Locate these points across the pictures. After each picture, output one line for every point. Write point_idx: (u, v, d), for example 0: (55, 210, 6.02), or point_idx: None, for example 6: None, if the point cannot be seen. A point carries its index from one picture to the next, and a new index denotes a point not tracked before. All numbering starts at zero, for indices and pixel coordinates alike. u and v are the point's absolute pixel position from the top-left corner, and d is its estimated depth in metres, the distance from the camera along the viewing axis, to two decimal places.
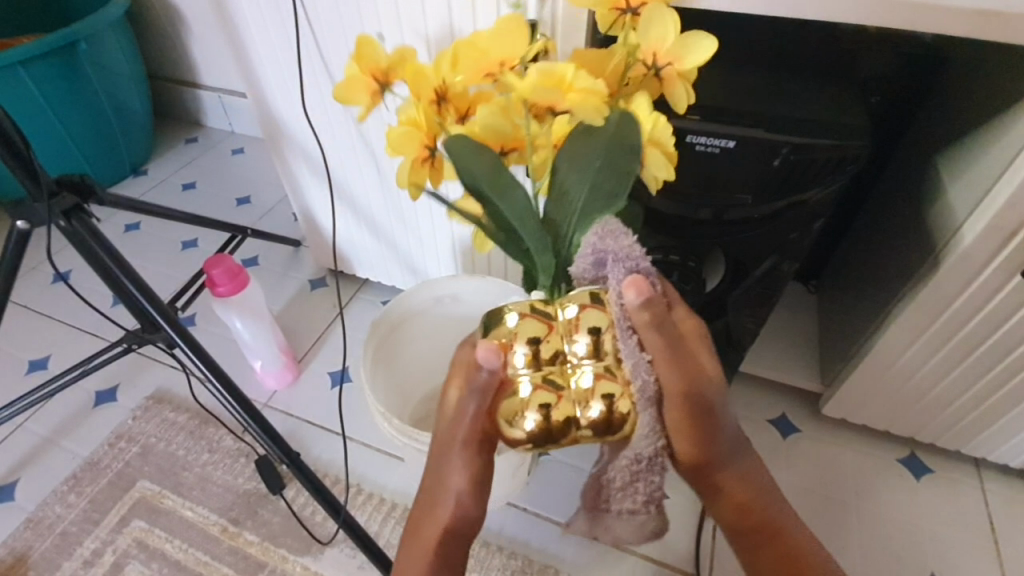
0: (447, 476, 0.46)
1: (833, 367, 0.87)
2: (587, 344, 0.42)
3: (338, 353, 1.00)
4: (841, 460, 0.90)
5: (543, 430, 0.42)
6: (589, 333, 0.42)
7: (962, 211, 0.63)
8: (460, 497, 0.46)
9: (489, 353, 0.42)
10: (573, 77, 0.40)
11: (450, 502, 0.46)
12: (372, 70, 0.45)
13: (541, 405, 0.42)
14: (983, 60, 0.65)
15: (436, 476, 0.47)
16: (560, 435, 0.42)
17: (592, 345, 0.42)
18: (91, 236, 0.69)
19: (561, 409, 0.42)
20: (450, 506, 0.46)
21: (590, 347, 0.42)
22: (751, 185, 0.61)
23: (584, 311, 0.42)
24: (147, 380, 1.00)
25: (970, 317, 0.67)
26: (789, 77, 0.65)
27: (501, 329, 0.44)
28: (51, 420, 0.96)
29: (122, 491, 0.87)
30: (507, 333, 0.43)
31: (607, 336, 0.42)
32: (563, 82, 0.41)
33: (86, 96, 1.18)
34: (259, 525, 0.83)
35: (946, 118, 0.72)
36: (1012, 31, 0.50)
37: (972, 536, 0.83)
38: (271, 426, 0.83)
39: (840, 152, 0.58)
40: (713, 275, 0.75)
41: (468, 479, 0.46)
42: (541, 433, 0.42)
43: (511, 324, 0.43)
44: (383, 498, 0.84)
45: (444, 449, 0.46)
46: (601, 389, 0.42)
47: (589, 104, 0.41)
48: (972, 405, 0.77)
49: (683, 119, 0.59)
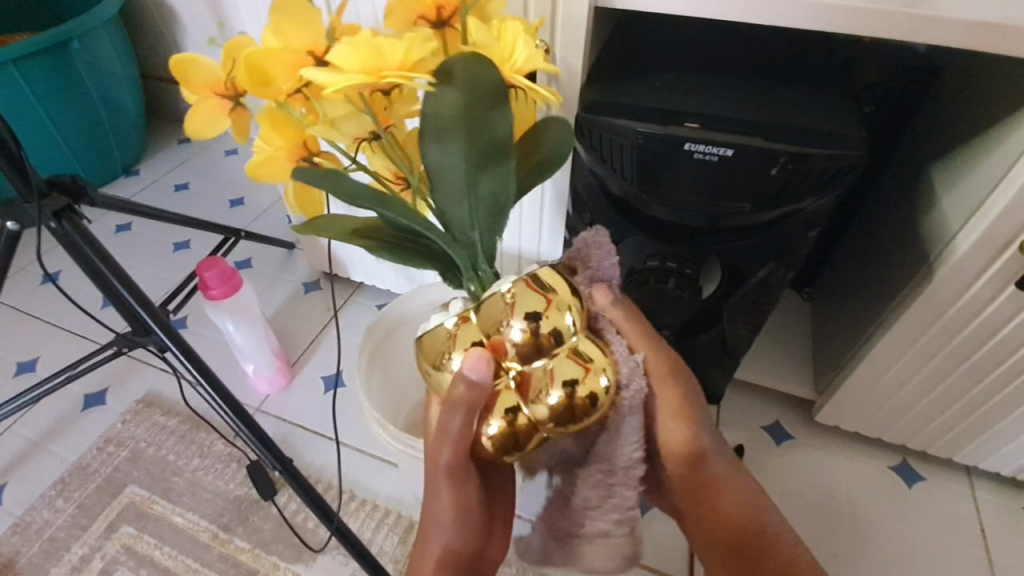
0: (435, 504, 0.46)
1: (827, 375, 0.87)
2: (522, 330, 0.43)
3: (332, 358, 1.00)
4: (834, 467, 0.90)
5: (509, 435, 0.44)
6: (525, 319, 0.43)
7: (957, 220, 0.63)
8: (449, 528, 0.46)
9: (476, 363, 0.42)
10: (380, 51, 0.32)
11: (440, 531, 0.46)
12: (212, 87, 0.39)
13: (506, 410, 0.44)
14: (980, 73, 0.65)
15: (426, 505, 0.47)
16: (527, 438, 0.45)
17: (527, 334, 0.43)
18: (82, 239, 0.68)
19: (524, 414, 0.44)
20: (442, 538, 0.46)
21: (525, 333, 0.43)
22: (749, 193, 0.61)
23: (520, 294, 0.44)
24: (136, 384, 0.99)
25: (964, 326, 0.68)
26: (787, 86, 0.65)
27: (442, 339, 0.46)
28: (38, 423, 0.94)
29: (111, 496, 0.86)
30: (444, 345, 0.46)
31: (545, 317, 0.43)
32: (381, 63, 0.32)
33: (79, 95, 1.17)
34: (251, 531, 0.82)
35: (941, 129, 0.72)
36: (1010, 44, 0.50)
37: (964, 544, 0.83)
38: (263, 431, 0.82)
39: (838, 162, 0.58)
40: (708, 282, 0.75)
41: (457, 504, 0.45)
42: (508, 437, 0.44)
43: (449, 329, 0.46)
44: (376, 505, 0.83)
45: (432, 479, 0.46)
46: (557, 375, 0.43)
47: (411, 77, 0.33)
48: (965, 413, 0.77)
49: (683, 127, 0.59)
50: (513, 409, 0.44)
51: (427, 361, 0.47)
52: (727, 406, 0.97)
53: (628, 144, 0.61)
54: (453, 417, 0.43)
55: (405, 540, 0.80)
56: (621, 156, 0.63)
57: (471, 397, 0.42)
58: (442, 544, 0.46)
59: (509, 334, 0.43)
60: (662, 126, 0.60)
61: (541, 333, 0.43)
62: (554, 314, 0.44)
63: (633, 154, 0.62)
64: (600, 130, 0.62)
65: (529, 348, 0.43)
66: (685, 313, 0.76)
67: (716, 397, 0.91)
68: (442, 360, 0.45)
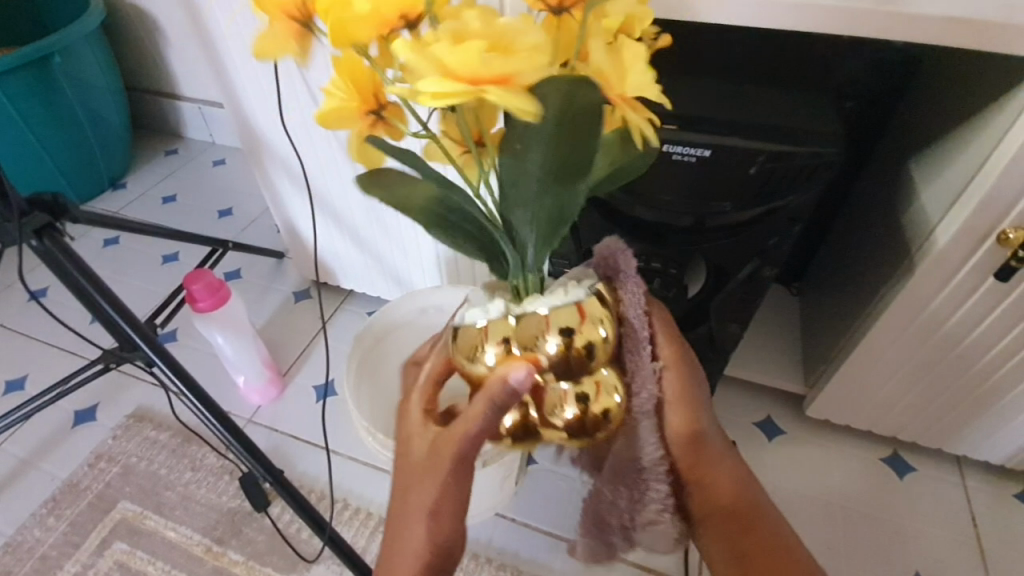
0: (422, 494, 0.44)
1: (816, 369, 0.88)
2: (557, 345, 0.42)
3: (323, 367, 0.99)
4: (826, 461, 0.91)
5: (520, 427, 0.48)
6: (560, 333, 0.42)
7: (936, 214, 0.64)
8: (431, 521, 0.43)
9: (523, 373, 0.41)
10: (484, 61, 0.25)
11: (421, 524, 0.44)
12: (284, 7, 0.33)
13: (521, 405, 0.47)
14: (956, 65, 0.66)
15: (408, 497, 0.45)
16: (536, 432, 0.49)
17: (562, 347, 0.42)
18: (65, 256, 0.68)
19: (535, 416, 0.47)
20: (425, 530, 0.43)
21: (559, 348, 0.42)
22: (728, 192, 0.62)
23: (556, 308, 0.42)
24: (127, 399, 0.98)
25: (948, 318, 0.68)
26: (765, 86, 0.65)
27: (472, 334, 0.44)
28: (28, 441, 0.93)
29: (103, 513, 0.85)
30: (475, 340, 0.43)
31: (579, 333, 0.42)
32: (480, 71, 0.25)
33: (62, 109, 1.16)
34: (245, 544, 0.82)
35: (920, 123, 0.73)
36: (980, 38, 0.51)
37: (956, 532, 0.84)
38: (254, 443, 0.81)
39: (815, 160, 0.59)
40: (694, 281, 0.77)
41: (442, 496, 0.43)
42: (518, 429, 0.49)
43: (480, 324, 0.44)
44: (370, 513, 0.83)
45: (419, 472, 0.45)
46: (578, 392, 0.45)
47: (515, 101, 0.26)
48: (952, 403, 0.78)
49: (660, 129, 0.60)
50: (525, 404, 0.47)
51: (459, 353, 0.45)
52: (718, 403, 0.97)
53: None
54: (476, 405, 0.42)
55: None
56: None
57: (495, 399, 0.41)
58: (424, 537, 0.43)
59: (545, 347, 0.42)
60: None
61: (574, 348, 0.42)
62: (589, 329, 0.43)
63: None
64: None
65: (559, 364, 0.43)
66: (670, 311, 0.78)
67: (707, 394, 0.91)
68: (474, 354, 0.43)
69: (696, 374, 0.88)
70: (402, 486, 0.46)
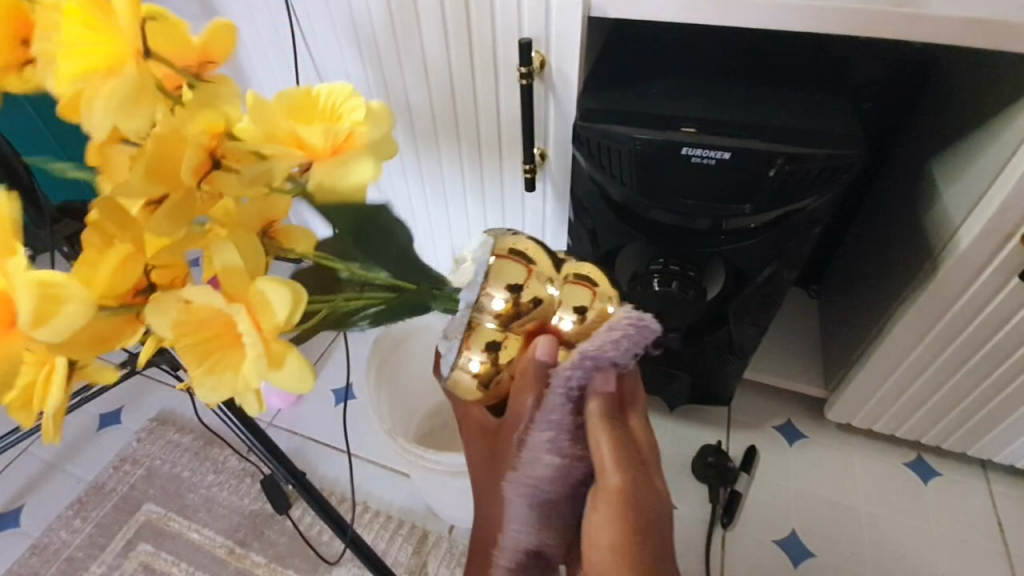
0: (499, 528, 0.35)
1: (837, 371, 0.87)
2: (506, 300, 0.34)
3: (342, 370, 1.00)
4: (847, 465, 0.90)
5: None
6: (509, 288, 0.34)
7: (959, 214, 0.63)
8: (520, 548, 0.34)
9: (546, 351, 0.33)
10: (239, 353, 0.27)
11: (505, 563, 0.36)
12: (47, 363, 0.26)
13: None
14: (977, 64, 0.65)
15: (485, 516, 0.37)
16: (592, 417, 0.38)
17: (511, 302, 0.34)
18: None
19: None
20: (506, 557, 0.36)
21: (509, 303, 0.34)
22: (748, 194, 0.61)
23: (497, 260, 0.35)
24: (150, 403, 1.00)
25: (970, 321, 0.68)
26: (782, 88, 0.65)
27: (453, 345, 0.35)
28: (55, 444, 0.95)
29: (128, 515, 0.87)
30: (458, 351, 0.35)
31: (530, 282, 0.35)
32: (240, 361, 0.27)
33: None
34: (266, 546, 0.83)
35: (942, 122, 0.72)
36: (1002, 38, 0.51)
37: (982, 538, 0.83)
38: (276, 446, 0.82)
39: (835, 161, 0.58)
40: (713, 284, 0.75)
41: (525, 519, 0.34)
42: None
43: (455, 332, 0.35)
44: (389, 516, 0.84)
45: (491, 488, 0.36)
46: (573, 301, 0.35)
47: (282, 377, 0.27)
48: (977, 406, 0.77)
49: (680, 133, 0.60)
50: None
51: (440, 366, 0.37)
52: (737, 406, 0.97)
53: (625, 151, 0.62)
54: (517, 410, 0.33)
55: (418, 550, 0.81)
56: (618, 162, 0.63)
57: (532, 388, 0.33)
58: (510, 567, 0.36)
59: (491, 305, 0.34)
60: (658, 132, 0.60)
61: (528, 300, 0.34)
62: (541, 279, 0.35)
63: (630, 161, 0.62)
64: (597, 139, 0.63)
65: (518, 318, 0.35)
66: (691, 314, 0.75)
67: (725, 397, 0.91)
68: (453, 365, 0.35)
69: (714, 376, 0.87)
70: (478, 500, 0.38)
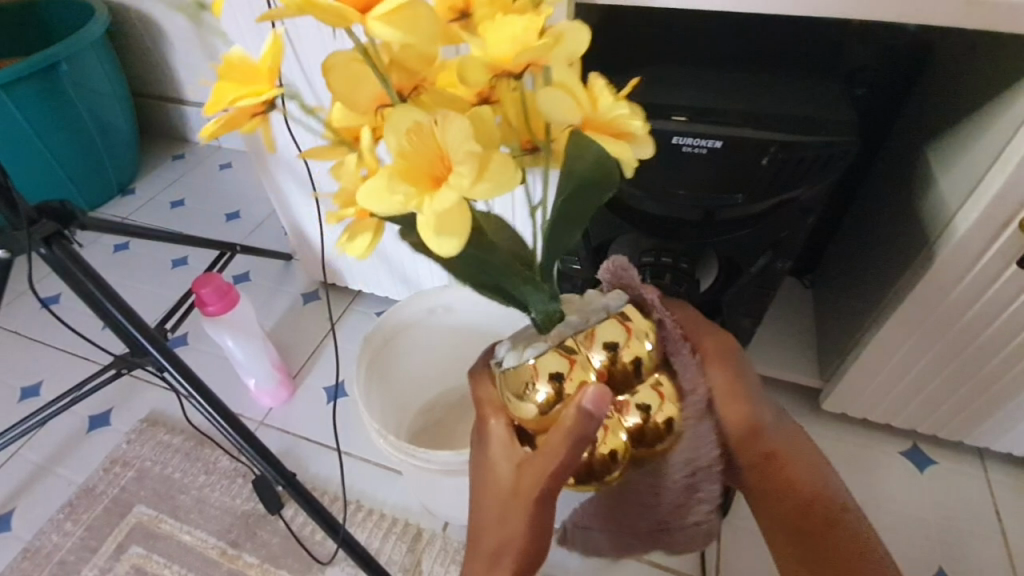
0: (512, 525, 0.43)
1: (832, 362, 0.86)
2: (602, 360, 0.44)
3: (333, 368, 0.99)
4: (842, 455, 0.89)
5: (585, 465, 0.49)
6: (605, 349, 0.44)
7: (955, 201, 0.62)
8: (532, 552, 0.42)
9: (597, 399, 0.40)
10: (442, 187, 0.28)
11: (512, 556, 0.42)
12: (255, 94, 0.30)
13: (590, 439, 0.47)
14: (976, 46, 0.64)
15: (498, 520, 0.44)
16: (601, 469, 0.50)
17: (607, 361, 0.44)
18: (74, 263, 0.68)
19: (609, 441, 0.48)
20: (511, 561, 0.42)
21: (604, 363, 0.44)
22: (740, 183, 0.60)
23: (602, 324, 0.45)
24: (140, 404, 0.99)
25: (966, 310, 0.67)
26: (773, 75, 0.64)
27: (524, 372, 0.44)
28: (44, 447, 0.94)
29: (119, 517, 0.86)
30: (527, 378, 0.44)
31: (624, 348, 0.45)
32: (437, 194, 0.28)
33: (69, 117, 1.17)
34: (259, 546, 0.82)
35: (939, 106, 0.70)
36: (999, 18, 0.49)
37: (979, 527, 0.82)
38: (266, 447, 0.81)
39: (829, 148, 0.57)
40: (706, 276, 0.74)
41: (536, 522, 0.42)
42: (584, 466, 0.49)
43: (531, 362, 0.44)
44: (383, 514, 0.83)
45: (515, 495, 0.43)
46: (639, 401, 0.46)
47: (450, 215, 0.29)
48: (973, 394, 0.76)
49: (670, 121, 0.58)
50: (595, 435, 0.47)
51: (506, 388, 0.46)
52: None
53: None
54: (556, 437, 0.41)
55: (413, 549, 0.80)
56: None
57: (576, 429, 0.40)
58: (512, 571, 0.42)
59: (592, 363, 0.44)
60: (649, 122, 0.59)
61: (619, 361, 0.45)
62: (634, 344, 0.45)
63: None
64: None
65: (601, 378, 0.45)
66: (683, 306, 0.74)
67: None
68: (524, 391, 0.44)
69: None
70: (487, 510, 0.45)
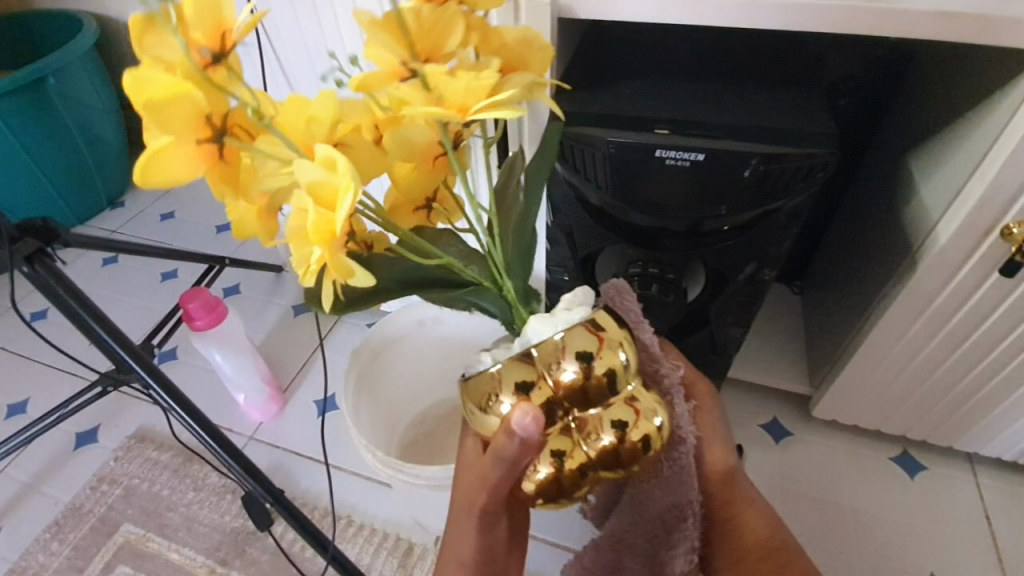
0: (465, 538, 0.43)
1: (821, 369, 0.87)
2: (511, 404, 0.39)
3: (323, 381, 0.99)
4: (833, 461, 0.90)
5: (553, 480, 0.41)
6: (515, 392, 0.39)
7: (937, 210, 0.63)
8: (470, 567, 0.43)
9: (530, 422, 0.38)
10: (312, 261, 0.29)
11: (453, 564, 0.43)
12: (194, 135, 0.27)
13: (553, 454, 0.40)
14: (955, 57, 0.65)
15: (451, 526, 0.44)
16: (571, 486, 0.41)
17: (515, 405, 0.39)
18: (57, 282, 0.67)
19: (575, 459, 0.40)
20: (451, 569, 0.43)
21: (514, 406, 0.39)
22: (726, 195, 0.60)
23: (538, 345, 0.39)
24: (127, 420, 0.98)
25: (951, 316, 0.67)
26: (754, 86, 0.65)
27: (486, 380, 0.40)
28: (30, 465, 0.93)
29: (106, 536, 0.85)
30: (489, 386, 0.39)
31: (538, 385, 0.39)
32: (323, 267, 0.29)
33: (56, 131, 1.16)
34: (248, 564, 0.81)
35: (919, 115, 0.71)
36: (974, 32, 0.50)
37: (970, 532, 0.83)
38: (253, 463, 0.80)
39: (811, 160, 0.58)
40: (693, 284, 0.75)
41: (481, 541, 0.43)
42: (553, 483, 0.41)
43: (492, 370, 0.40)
44: (373, 529, 0.82)
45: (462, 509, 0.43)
46: (612, 417, 0.40)
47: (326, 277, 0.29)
48: (961, 400, 0.76)
49: (654, 135, 0.59)
50: (559, 451, 0.40)
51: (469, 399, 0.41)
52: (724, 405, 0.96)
53: (599, 154, 0.60)
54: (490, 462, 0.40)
55: (403, 564, 0.79)
56: (594, 167, 0.62)
57: (512, 453, 0.38)
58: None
59: (500, 407, 0.39)
60: (633, 135, 0.59)
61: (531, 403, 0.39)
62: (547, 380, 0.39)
63: (605, 164, 0.61)
64: (570, 141, 0.61)
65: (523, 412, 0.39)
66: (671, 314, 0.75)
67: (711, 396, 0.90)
68: (487, 403, 0.40)
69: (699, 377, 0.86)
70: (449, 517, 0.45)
